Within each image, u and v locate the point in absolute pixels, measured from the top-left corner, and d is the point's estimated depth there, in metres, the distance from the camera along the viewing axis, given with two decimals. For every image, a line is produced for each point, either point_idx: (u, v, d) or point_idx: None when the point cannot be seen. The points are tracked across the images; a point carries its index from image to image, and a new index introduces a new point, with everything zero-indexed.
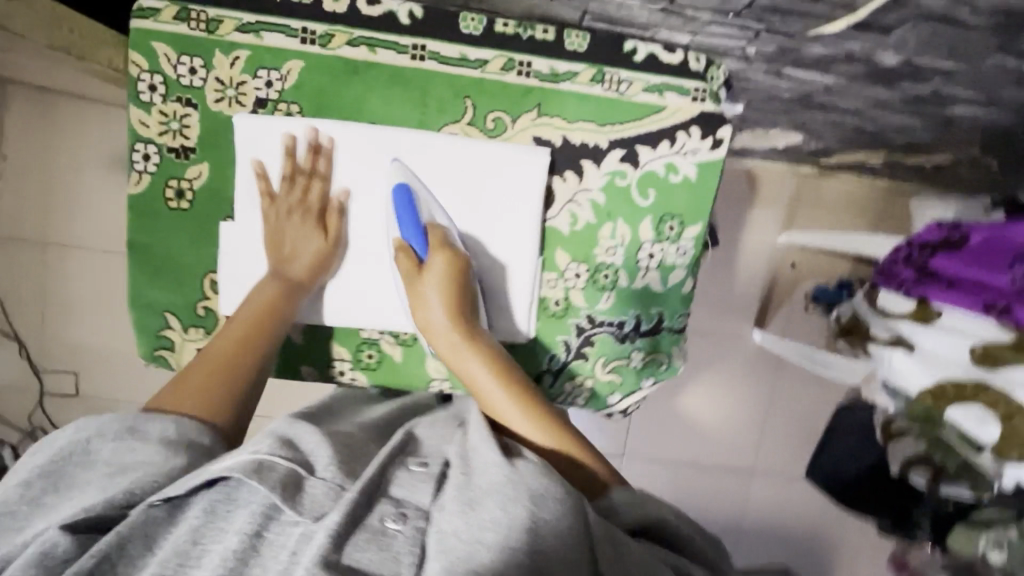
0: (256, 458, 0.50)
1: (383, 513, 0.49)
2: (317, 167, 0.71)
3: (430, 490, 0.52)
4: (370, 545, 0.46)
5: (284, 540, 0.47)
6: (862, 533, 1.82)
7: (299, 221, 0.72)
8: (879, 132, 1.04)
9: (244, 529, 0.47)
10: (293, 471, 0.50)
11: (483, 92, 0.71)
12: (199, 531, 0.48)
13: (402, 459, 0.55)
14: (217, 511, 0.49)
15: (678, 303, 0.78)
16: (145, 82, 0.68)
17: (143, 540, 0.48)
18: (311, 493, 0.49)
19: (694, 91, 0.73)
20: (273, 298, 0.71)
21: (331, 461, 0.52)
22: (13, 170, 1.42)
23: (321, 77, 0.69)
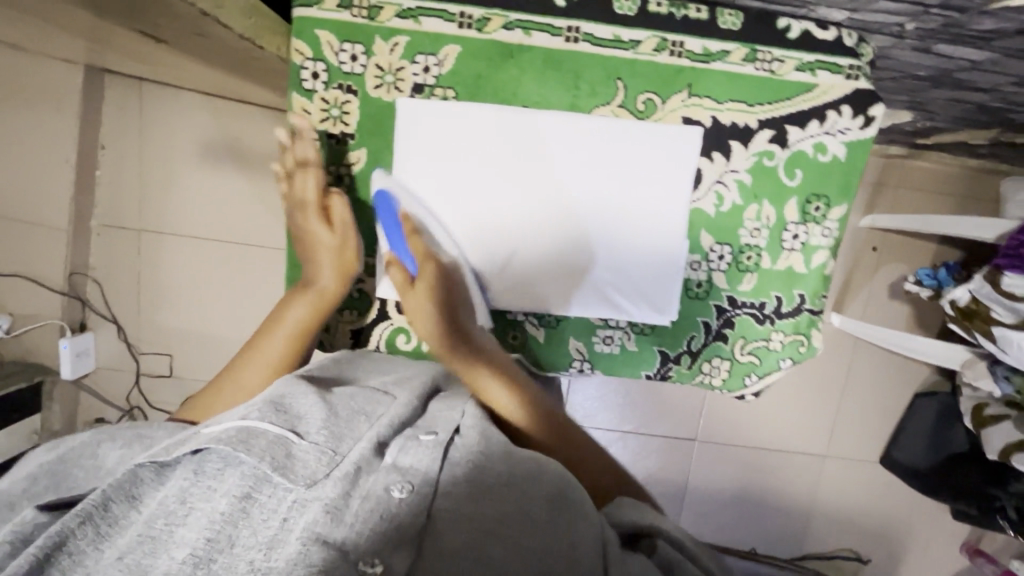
0: (245, 426, 0.53)
1: (388, 483, 0.53)
2: (326, 183, 0.73)
3: (436, 458, 0.57)
4: (370, 513, 0.50)
5: (275, 504, 0.49)
6: (935, 521, 1.80)
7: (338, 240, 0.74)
8: (1003, 110, 1.00)
9: (233, 492, 0.49)
10: (283, 436, 0.54)
11: (635, 73, 0.71)
12: (188, 491, 0.50)
13: (410, 430, 0.61)
14: (204, 472, 0.51)
15: (821, 284, 0.78)
16: (309, 70, 0.70)
17: (126, 500, 0.50)
18: (303, 459, 0.52)
19: (848, 69, 0.72)
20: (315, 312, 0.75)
21: (321, 427, 0.57)
22: (109, 159, 1.46)
23: (477, 62, 0.70)
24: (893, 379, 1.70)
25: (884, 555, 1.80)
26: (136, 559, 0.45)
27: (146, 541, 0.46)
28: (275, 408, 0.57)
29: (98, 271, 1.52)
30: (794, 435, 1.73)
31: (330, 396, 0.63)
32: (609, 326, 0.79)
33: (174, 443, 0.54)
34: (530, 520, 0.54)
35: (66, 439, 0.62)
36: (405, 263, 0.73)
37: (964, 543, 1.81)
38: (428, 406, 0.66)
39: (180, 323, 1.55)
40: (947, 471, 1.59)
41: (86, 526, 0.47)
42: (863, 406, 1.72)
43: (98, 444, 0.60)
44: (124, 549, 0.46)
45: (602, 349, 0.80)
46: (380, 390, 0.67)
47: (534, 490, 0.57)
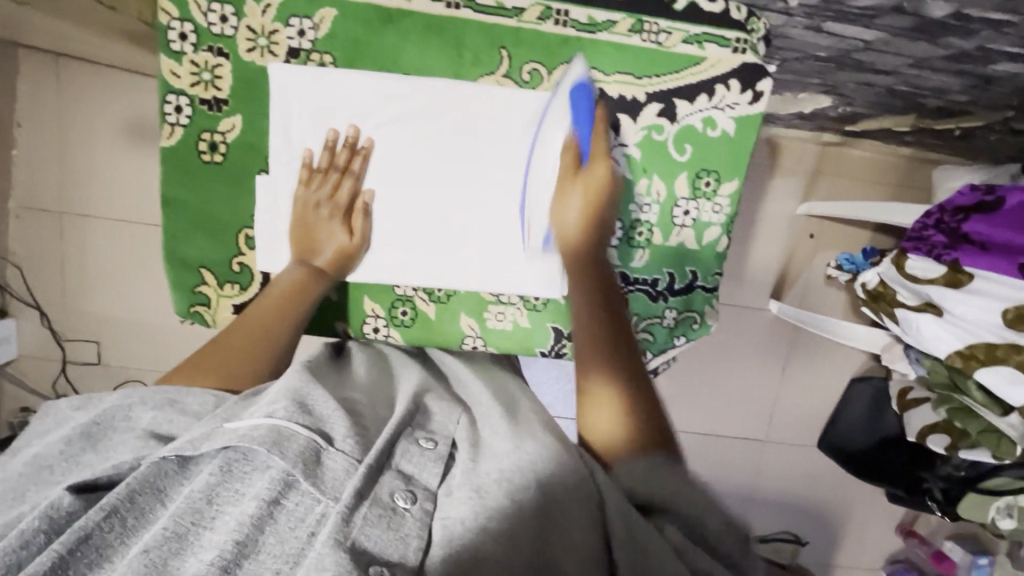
0: (274, 426, 0.51)
1: (393, 490, 0.50)
2: (351, 165, 0.72)
3: (437, 471, 0.54)
4: (382, 522, 0.47)
5: (302, 511, 0.48)
6: (872, 504, 1.84)
7: (328, 215, 0.72)
8: (913, 94, 1.01)
9: (261, 495, 0.48)
10: (312, 440, 0.51)
11: (520, 42, 0.70)
12: (214, 489, 0.49)
13: (411, 431, 0.57)
14: (232, 471, 0.50)
15: (712, 261, 0.78)
16: (176, 31, 0.67)
17: (154, 493, 0.49)
18: (331, 467, 0.50)
19: (734, 43, 0.71)
20: (296, 284, 0.71)
21: (347, 434, 0.54)
22: (27, 137, 1.40)
23: (354, 27, 0.68)
24: (830, 365, 1.74)
25: (823, 538, 1.84)
26: (161, 556, 0.44)
27: (171, 538, 0.45)
28: (298, 406, 0.55)
29: (18, 254, 1.46)
30: (735, 421, 1.75)
31: (342, 397, 0.61)
32: (502, 301, 0.80)
33: (200, 434, 0.51)
34: (543, 535, 0.47)
35: (97, 400, 0.59)
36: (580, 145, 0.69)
37: (899, 525, 1.86)
38: (430, 409, 0.63)
39: (107, 308, 1.50)
40: (879, 455, 1.61)
41: (112, 519, 0.46)
42: (802, 393, 1.75)
43: (130, 407, 0.56)
44: (150, 542, 0.45)
45: (494, 326, 0.80)
46: (387, 402, 0.64)
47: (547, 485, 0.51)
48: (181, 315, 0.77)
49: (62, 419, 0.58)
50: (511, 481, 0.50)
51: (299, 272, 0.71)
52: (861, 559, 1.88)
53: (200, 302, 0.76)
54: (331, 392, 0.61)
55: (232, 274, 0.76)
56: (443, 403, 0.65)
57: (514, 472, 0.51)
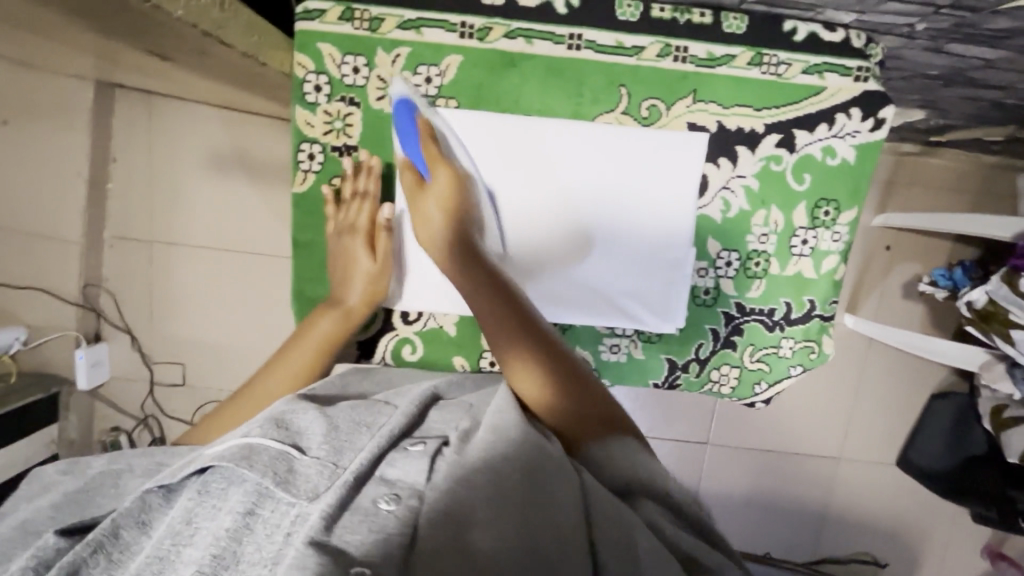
0: (247, 443, 0.55)
1: (375, 496, 0.52)
2: (365, 187, 0.73)
3: (423, 469, 0.56)
4: (361, 525, 0.49)
5: (278, 519, 0.51)
6: (954, 524, 1.77)
7: (353, 244, 0.74)
8: (1018, 107, 0.98)
9: (237, 508, 0.52)
10: (284, 451, 0.55)
11: (639, 80, 0.70)
12: (193, 511, 0.53)
13: (402, 443, 0.60)
14: (209, 492, 0.54)
15: (830, 288, 0.77)
16: (312, 83, 0.70)
17: (137, 525, 0.54)
18: (304, 473, 0.54)
19: (856, 71, 0.70)
20: (333, 329, 0.77)
21: (321, 440, 0.58)
22: (121, 171, 1.48)
23: (479, 73, 0.70)
24: (907, 378, 1.68)
25: (901, 558, 1.77)
26: None
27: (154, 562, 0.50)
28: (275, 423, 0.59)
29: (111, 281, 1.54)
30: (808, 439, 1.70)
31: (332, 411, 0.64)
32: (616, 334, 0.78)
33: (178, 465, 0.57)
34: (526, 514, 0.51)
35: (82, 464, 0.67)
36: (416, 165, 0.70)
37: (985, 546, 1.77)
38: (428, 419, 0.66)
39: (191, 332, 1.57)
40: (965, 473, 1.56)
41: (98, 554, 0.51)
42: (878, 408, 1.69)
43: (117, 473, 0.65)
44: (136, 570, 0.49)
45: (609, 358, 0.79)
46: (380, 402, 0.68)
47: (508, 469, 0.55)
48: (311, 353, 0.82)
49: (48, 483, 0.65)
50: (479, 466, 0.55)
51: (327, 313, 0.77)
52: None
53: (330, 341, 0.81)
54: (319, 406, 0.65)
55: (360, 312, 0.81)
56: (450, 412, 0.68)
57: (490, 455, 0.57)
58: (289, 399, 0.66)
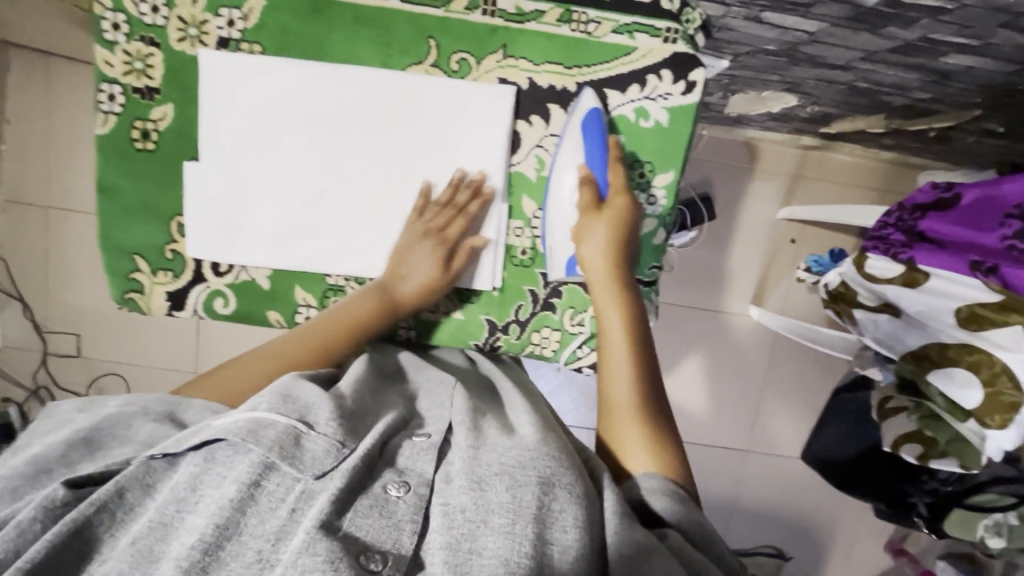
0: (254, 418, 0.54)
1: (386, 482, 0.53)
2: (467, 205, 0.72)
3: (430, 458, 0.56)
4: (372, 510, 0.50)
5: (283, 492, 0.51)
6: (859, 518, 1.78)
7: (429, 247, 0.71)
8: (875, 91, 0.99)
9: (241, 479, 0.50)
10: (291, 427, 0.54)
11: (446, 32, 0.70)
12: (197, 479, 0.51)
13: (405, 432, 0.60)
14: (214, 459, 0.52)
15: (649, 253, 0.77)
16: (109, 20, 0.67)
17: (142, 487, 0.52)
18: (311, 450, 0.53)
19: (665, 33, 0.71)
20: (366, 312, 0.70)
21: (329, 418, 0.56)
22: (14, 133, 1.45)
23: (282, 16, 0.69)
24: (814, 372, 1.69)
25: (807, 553, 1.78)
26: (149, 544, 0.48)
27: (158, 527, 0.49)
28: (281, 398, 0.58)
29: (3, 247, 1.50)
30: (715, 429, 1.71)
31: (341, 389, 0.62)
32: (434, 293, 0.78)
33: (186, 434, 0.54)
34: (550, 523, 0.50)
35: (99, 402, 0.62)
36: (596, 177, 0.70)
37: (889, 541, 1.79)
38: (419, 407, 0.65)
39: (86, 302, 1.53)
40: (860, 464, 1.54)
41: (102, 514, 0.49)
42: (784, 401, 1.70)
43: (131, 416, 0.59)
44: (138, 533, 0.49)
45: (427, 318, 0.78)
46: (381, 392, 0.66)
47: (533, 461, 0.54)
48: (117, 302, 0.76)
49: (62, 419, 0.60)
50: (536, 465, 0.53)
51: (374, 299, 0.70)
52: None
53: (134, 288, 0.75)
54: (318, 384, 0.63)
55: (166, 261, 0.75)
56: (433, 395, 0.67)
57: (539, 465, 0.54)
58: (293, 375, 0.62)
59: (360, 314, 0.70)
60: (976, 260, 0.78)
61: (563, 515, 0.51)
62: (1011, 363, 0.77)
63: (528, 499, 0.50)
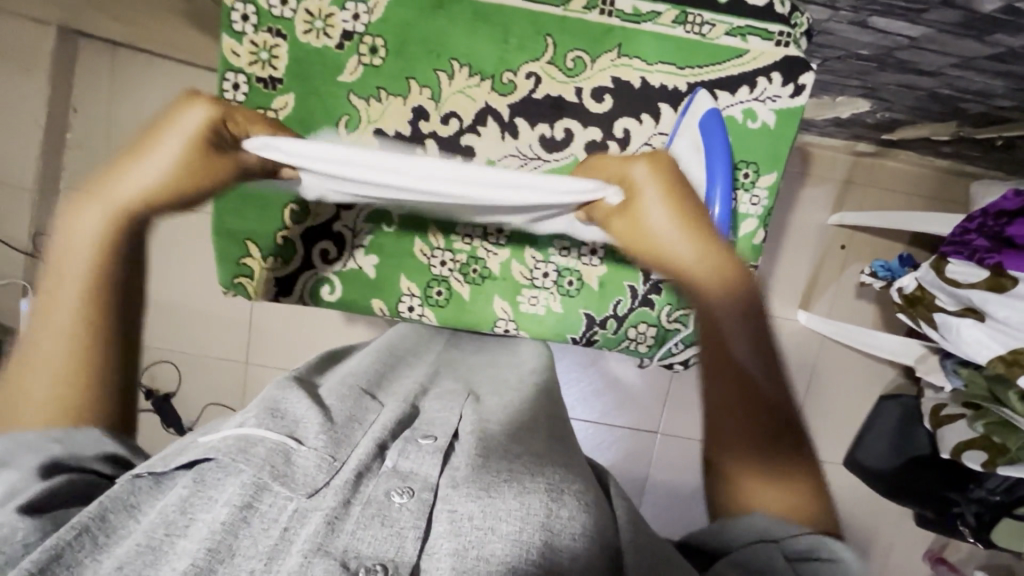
0: (244, 434, 0.44)
1: (388, 487, 0.42)
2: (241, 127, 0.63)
3: (437, 461, 0.45)
4: (373, 520, 0.40)
5: (275, 513, 0.40)
6: (898, 526, 1.78)
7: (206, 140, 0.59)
8: (955, 99, 1.00)
9: (232, 499, 0.40)
10: (282, 442, 0.44)
11: (564, 30, 0.71)
12: (188, 501, 0.41)
13: (407, 431, 0.50)
14: (205, 482, 0.42)
15: (747, 253, 0.78)
16: (239, 11, 0.69)
17: (126, 510, 0.41)
18: (303, 463, 0.43)
19: (777, 36, 0.72)
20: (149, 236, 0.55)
21: (320, 431, 0.46)
22: (82, 122, 1.47)
23: (407, 12, 0.70)
24: (858, 378, 1.69)
25: None
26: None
27: (143, 552, 0.37)
28: (271, 414, 0.48)
29: None
30: None
31: (324, 399, 0.53)
32: (536, 287, 0.79)
33: (176, 451, 0.46)
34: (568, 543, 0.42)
35: None
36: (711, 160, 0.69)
37: (927, 552, 1.78)
38: (425, 407, 0.55)
39: None
40: (908, 474, 1.54)
41: (83, 538, 0.37)
42: (827, 406, 1.71)
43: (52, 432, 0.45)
44: (123, 560, 0.37)
45: (527, 310, 0.79)
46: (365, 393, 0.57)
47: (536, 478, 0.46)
48: (224, 287, 0.78)
49: None
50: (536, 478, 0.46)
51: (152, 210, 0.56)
52: None
53: (244, 274, 0.77)
54: (302, 391, 0.54)
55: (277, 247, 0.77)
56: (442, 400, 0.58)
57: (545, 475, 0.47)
58: (279, 387, 0.54)
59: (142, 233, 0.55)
60: None
61: (571, 524, 0.44)
62: None
63: (535, 505, 0.43)
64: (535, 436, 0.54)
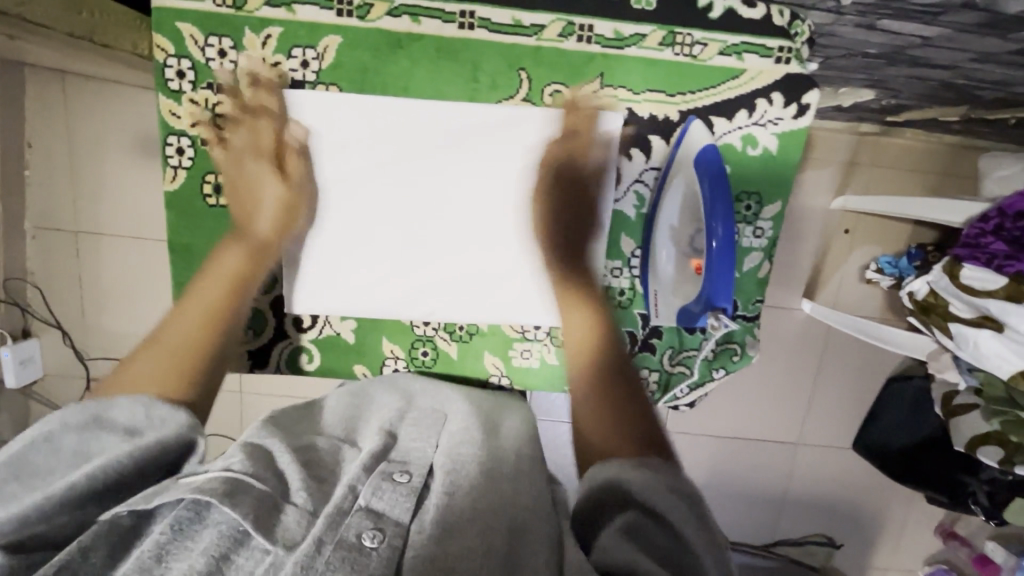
0: (228, 479, 0.49)
1: (360, 530, 0.47)
2: (265, 104, 0.64)
3: (408, 506, 0.51)
4: (343, 562, 0.44)
5: (252, 566, 0.46)
6: (910, 506, 1.77)
7: (256, 166, 0.64)
8: (968, 87, 0.93)
9: (209, 550, 0.46)
10: (267, 493, 0.50)
11: (540, 63, 0.64)
12: (164, 548, 0.46)
13: (384, 467, 0.55)
14: (182, 529, 0.47)
15: (753, 288, 0.72)
16: (172, 68, 0.62)
17: (107, 548, 0.47)
18: (285, 519, 0.48)
19: (777, 52, 0.65)
20: (238, 267, 0.64)
21: (303, 483, 0.52)
22: (39, 157, 1.38)
23: (363, 54, 0.63)
24: (866, 363, 1.66)
25: (856, 541, 1.78)
26: None
27: None
28: (254, 460, 0.53)
29: (38, 275, 1.45)
30: (765, 424, 1.68)
31: (305, 446, 0.59)
32: (529, 339, 0.75)
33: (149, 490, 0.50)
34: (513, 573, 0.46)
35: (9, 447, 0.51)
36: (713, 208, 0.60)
37: (938, 526, 1.79)
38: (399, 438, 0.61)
39: (125, 327, 1.49)
40: (917, 455, 1.52)
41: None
42: (836, 394, 1.67)
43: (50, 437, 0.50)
44: None
45: (520, 364, 0.75)
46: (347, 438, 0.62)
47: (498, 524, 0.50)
48: None
49: None
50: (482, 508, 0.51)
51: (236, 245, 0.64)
52: (899, 561, 1.81)
53: None
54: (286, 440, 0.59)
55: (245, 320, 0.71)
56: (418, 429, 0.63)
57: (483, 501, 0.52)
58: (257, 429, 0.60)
59: (234, 265, 0.63)
60: None
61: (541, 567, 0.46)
62: None
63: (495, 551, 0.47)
64: (505, 478, 0.57)
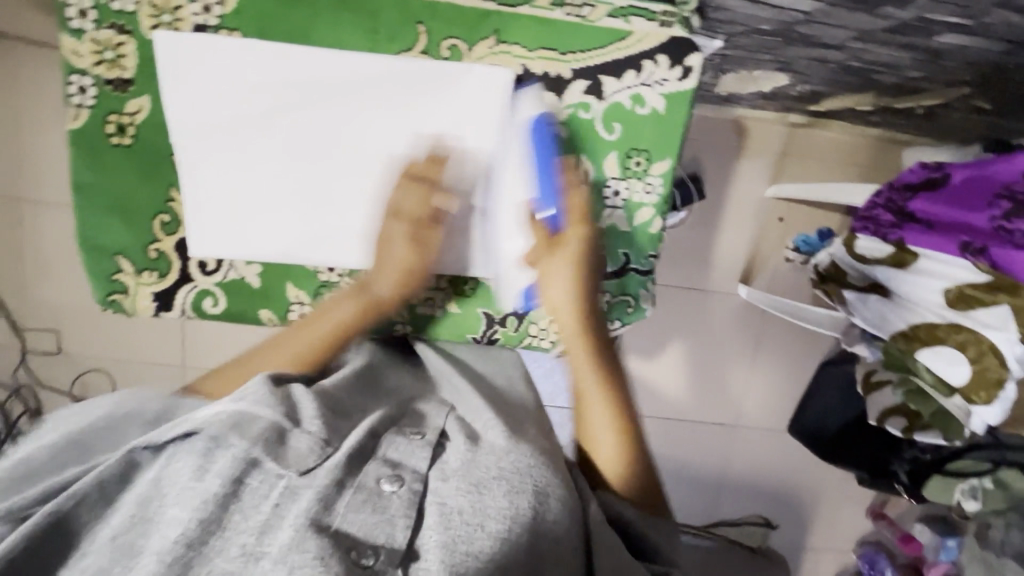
0: (238, 411, 0.58)
1: (378, 476, 0.57)
2: (435, 174, 0.70)
3: (425, 456, 0.60)
4: (363, 505, 0.54)
5: (264, 488, 0.54)
6: (842, 486, 1.84)
7: (397, 240, 0.71)
8: (866, 71, 0.99)
9: (224, 473, 0.54)
10: (277, 422, 0.58)
11: (438, 17, 0.67)
12: (194, 469, 0.55)
13: (396, 427, 0.63)
14: (210, 456, 0.56)
15: (645, 242, 0.78)
16: (74, 7, 0.63)
17: (121, 475, 0.56)
18: (295, 446, 0.57)
19: (661, 16, 0.69)
20: (348, 316, 0.71)
21: (315, 414, 0.61)
22: None
23: (264, 0, 0.65)
24: (800, 348, 1.72)
25: (791, 522, 1.84)
26: (128, 537, 0.52)
27: (137, 522, 0.53)
28: (269, 389, 0.61)
29: None
30: (705, 407, 1.72)
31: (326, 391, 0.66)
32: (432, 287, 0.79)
33: (173, 422, 0.58)
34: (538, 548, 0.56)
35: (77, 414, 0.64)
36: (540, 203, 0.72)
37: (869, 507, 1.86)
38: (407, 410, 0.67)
39: None
40: (846, 435, 1.44)
41: (82, 502, 0.53)
42: (772, 378, 1.73)
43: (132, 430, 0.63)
44: (117, 530, 0.53)
45: (424, 313, 0.80)
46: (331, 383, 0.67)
47: (523, 487, 0.58)
48: (101, 304, 0.74)
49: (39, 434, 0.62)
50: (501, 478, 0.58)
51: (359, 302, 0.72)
52: (833, 542, 1.88)
53: (118, 290, 0.73)
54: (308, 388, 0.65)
55: (151, 261, 0.73)
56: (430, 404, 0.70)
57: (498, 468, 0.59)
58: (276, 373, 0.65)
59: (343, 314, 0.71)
60: (966, 241, 0.78)
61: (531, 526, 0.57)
62: (999, 340, 0.78)
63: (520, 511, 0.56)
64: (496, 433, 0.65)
